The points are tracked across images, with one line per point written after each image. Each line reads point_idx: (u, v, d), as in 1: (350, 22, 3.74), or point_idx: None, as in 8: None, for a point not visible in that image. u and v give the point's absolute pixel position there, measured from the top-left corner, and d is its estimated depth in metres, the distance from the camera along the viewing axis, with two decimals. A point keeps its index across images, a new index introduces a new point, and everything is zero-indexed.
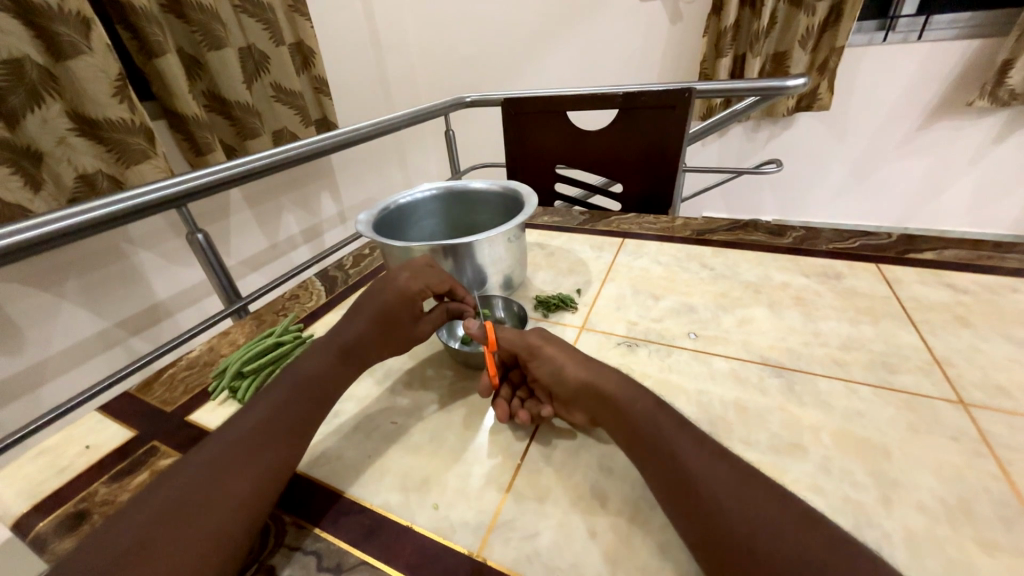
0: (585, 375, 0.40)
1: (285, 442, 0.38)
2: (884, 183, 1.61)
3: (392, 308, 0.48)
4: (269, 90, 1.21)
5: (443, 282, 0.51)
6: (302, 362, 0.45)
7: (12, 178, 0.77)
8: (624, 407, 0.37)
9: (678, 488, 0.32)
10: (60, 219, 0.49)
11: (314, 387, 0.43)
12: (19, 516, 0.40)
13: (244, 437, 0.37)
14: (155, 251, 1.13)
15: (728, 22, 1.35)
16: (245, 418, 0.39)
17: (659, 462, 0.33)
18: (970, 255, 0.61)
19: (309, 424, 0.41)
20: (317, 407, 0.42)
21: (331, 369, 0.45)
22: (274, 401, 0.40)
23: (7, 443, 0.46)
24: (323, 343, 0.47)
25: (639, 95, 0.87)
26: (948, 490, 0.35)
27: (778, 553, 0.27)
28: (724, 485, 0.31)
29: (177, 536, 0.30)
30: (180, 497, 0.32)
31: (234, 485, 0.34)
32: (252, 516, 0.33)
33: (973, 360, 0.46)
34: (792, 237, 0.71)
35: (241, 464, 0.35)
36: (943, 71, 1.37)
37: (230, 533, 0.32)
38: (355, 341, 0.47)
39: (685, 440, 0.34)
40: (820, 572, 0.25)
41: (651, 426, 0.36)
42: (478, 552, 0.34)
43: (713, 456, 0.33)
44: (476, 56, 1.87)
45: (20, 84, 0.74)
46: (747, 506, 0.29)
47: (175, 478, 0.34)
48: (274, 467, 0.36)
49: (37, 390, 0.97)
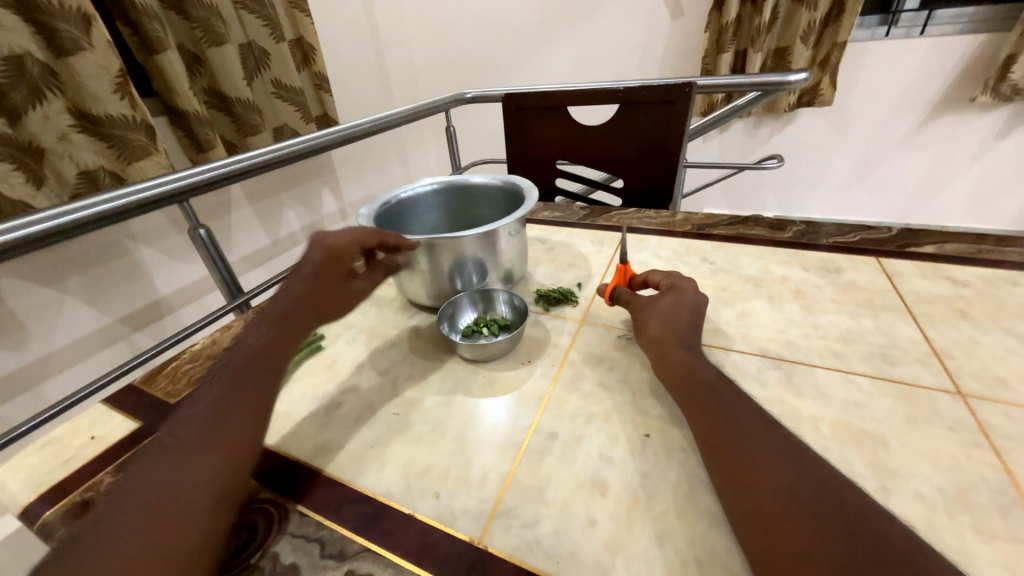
0: (665, 334, 0.45)
1: (247, 413, 0.38)
2: (886, 179, 1.60)
3: (323, 264, 0.52)
4: (269, 87, 1.22)
5: (369, 235, 0.54)
6: (251, 340, 0.45)
7: (14, 174, 0.77)
8: (692, 368, 0.42)
9: (721, 447, 0.34)
10: (63, 212, 0.49)
11: (265, 358, 0.43)
12: (26, 505, 0.41)
13: (206, 419, 0.37)
14: (156, 247, 1.13)
15: (729, 17, 1.35)
16: (203, 403, 0.39)
17: (710, 422, 0.36)
18: (969, 249, 0.61)
19: (270, 392, 0.41)
20: (272, 374, 0.42)
21: (280, 338, 0.45)
22: (229, 382, 0.41)
23: (11, 435, 0.46)
24: (265, 318, 0.47)
25: (640, 90, 0.87)
26: (946, 479, 0.35)
27: (809, 505, 0.28)
28: (771, 446, 0.33)
29: (153, 513, 0.30)
30: (151, 482, 0.33)
31: (204, 461, 0.34)
32: (229, 485, 0.33)
33: (972, 352, 0.46)
34: (792, 231, 0.71)
35: (207, 442, 0.35)
36: (946, 66, 1.36)
37: (208, 501, 0.32)
38: (294, 305, 0.48)
39: (741, 409, 0.37)
40: (842, 522, 0.27)
41: (712, 392, 0.39)
42: (479, 539, 0.34)
43: (767, 424, 0.35)
44: (478, 53, 1.87)
45: (21, 80, 0.75)
46: (783, 464, 0.31)
47: (141, 475, 0.33)
48: (239, 438, 0.36)
49: (40, 385, 0.97)
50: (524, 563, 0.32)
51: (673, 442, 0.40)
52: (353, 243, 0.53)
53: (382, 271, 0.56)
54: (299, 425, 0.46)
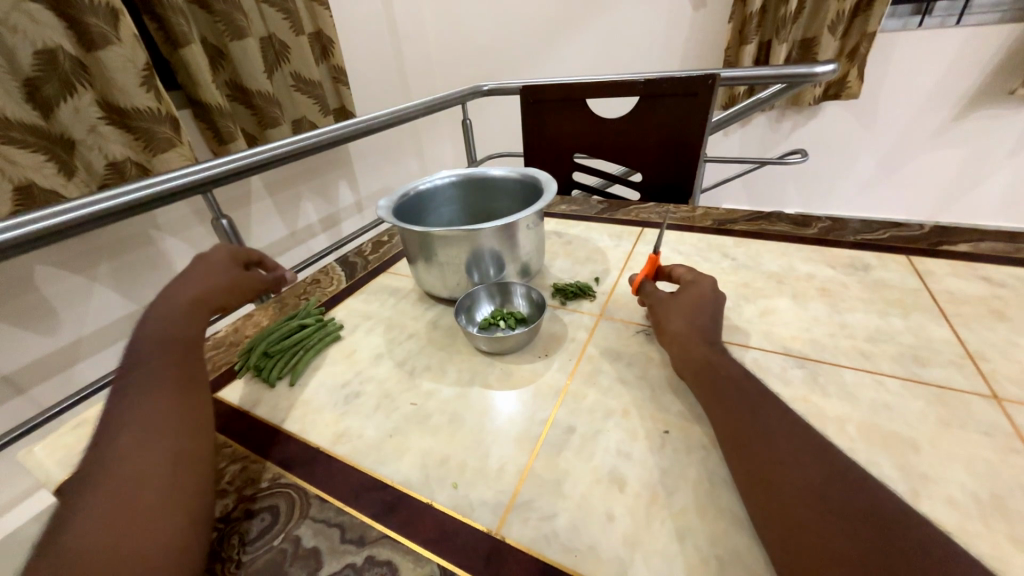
0: (682, 331, 0.45)
1: (181, 390, 0.40)
2: (915, 175, 1.55)
3: (225, 258, 0.54)
4: (289, 80, 1.23)
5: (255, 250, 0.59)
6: (158, 329, 0.45)
7: (46, 164, 0.80)
8: (714, 364, 0.41)
9: (746, 446, 0.33)
10: (91, 202, 0.50)
11: (181, 343, 0.44)
12: (60, 484, 0.42)
13: (142, 402, 0.37)
14: (180, 237, 1.16)
15: (754, 6, 1.31)
16: (129, 391, 0.38)
17: (733, 420, 0.36)
18: (1007, 248, 0.59)
19: (195, 371, 0.43)
20: (189, 355, 0.44)
21: (188, 324, 0.46)
22: (157, 374, 0.40)
23: (44, 417, 0.48)
24: (170, 304, 0.47)
25: (661, 82, 0.86)
26: (980, 484, 0.34)
27: (836, 505, 0.28)
28: (796, 445, 0.32)
29: (131, 481, 0.31)
30: (107, 463, 0.32)
31: (159, 434, 0.35)
32: (191, 448, 0.36)
33: (1009, 354, 0.45)
34: (818, 227, 0.69)
35: (153, 420, 0.36)
36: (984, 57, 1.30)
37: (179, 462, 0.34)
38: (206, 292, 0.49)
39: (765, 406, 0.36)
40: (870, 524, 0.26)
41: (734, 388, 0.38)
42: (497, 530, 0.34)
43: (791, 422, 0.34)
44: (495, 45, 1.86)
45: (52, 73, 0.77)
46: (808, 463, 0.31)
47: (96, 466, 0.32)
48: (181, 410, 0.38)
49: (70, 369, 1.01)
50: (542, 556, 0.32)
51: (693, 439, 0.39)
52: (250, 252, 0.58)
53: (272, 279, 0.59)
54: (319, 413, 0.47)
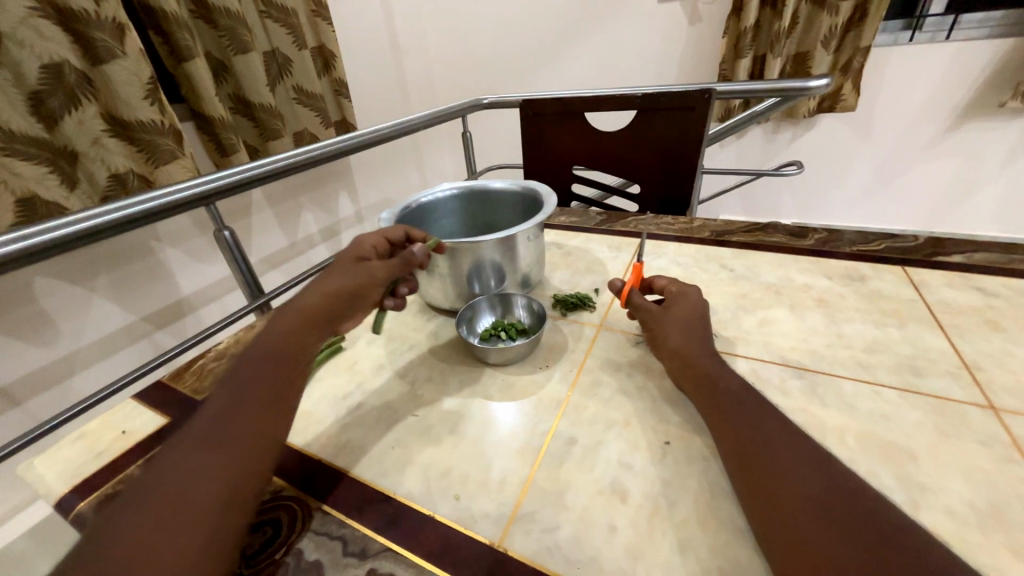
0: (680, 345, 0.45)
1: (259, 407, 0.36)
2: (910, 185, 1.57)
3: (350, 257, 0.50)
4: (291, 93, 1.25)
5: (398, 229, 0.55)
6: (272, 327, 0.42)
7: (50, 177, 0.80)
8: (713, 378, 0.41)
9: (745, 459, 0.34)
10: (97, 215, 0.51)
11: (287, 352, 0.40)
12: (60, 496, 0.42)
13: (222, 414, 0.35)
14: (181, 248, 1.17)
15: (748, 22, 1.34)
16: (221, 396, 0.36)
17: (734, 434, 0.36)
18: (1001, 259, 0.60)
19: (289, 392, 0.39)
20: (291, 372, 0.40)
21: (303, 335, 0.42)
22: (246, 381, 0.37)
23: (44, 429, 0.48)
24: (289, 305, 0.44)
25: (658, 96, 0.87)
26: (978, 494, 0.34)
27: (836, 517, 0.28)
28: (794, 456, 0.32)
29: (167, 508, 0.28)
30: (158, 484, 0.30)
31: (220, 460, 0.32)
32: (245, 487, 0.32)
33: (1005, 365, 0.45)
34: (814, 238, 0.70)
35: (223, 440, 0.33)
36: (974, 71, 1.33)
37: (225, 503, 0.30)
38: (324, 298, 0.45)
39: (765, 418, 0.36)
40: (868, 535, 0.26)
41: (733, 400, 0.38)
42: (499, 542, 0.34)
43: (791, 433, 0.34)
44: (494, 59, 1.89)
45: (58, 86, 0.78)
46: (807, 475, 0.31)
47: (148, 481, 0.30)
48: (256, 436, 0.34)
49: (68, 381, 1.00)
50: (544, 567, 0.32)
51: (694, 450, 0.40)
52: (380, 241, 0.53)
53: (401, 262, 0.53)
54: (321, 425, 0.47)
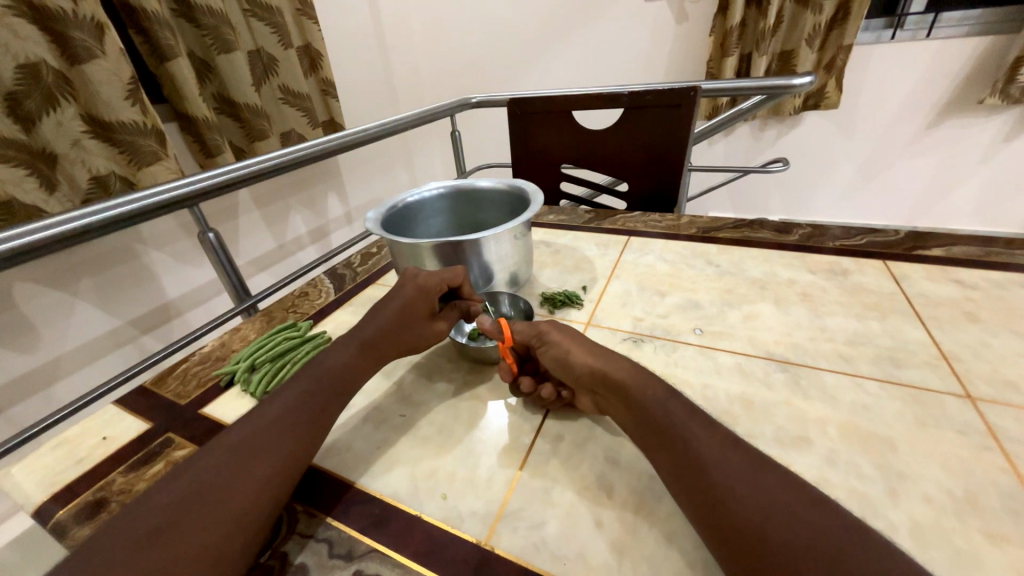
0: (595, 362, 0.40)
1: (304, 423, 0.39)
2: (893, 181, 1.59)
3: (411, 303, 0.50)
4: (277, 92, 1.23)
5: (458, 275, 0.53)
6: (329, 352, 0.46)
7: (28, 179, 0.79)
8: (635, 394, 0.37)
9: (690, 480, 0.31)
10: (78, 217, 0.50)
11: (335, 380, 0.43)
12: (38, 505, 0.41)
13: (269, 424, 0.38)
14: (164, 250, 1.15)
15: (733, 21, 1.35)
16: (274, 405, 0.39)
17: (672, 453, 0.33)
18: (980, 252, 0.61)
19: (329, 418, 0.41)
20: (334, 401, 0.42)
21: (352, 370, 0.45)
22: (298, 394, 0.41)
23: (22, 437, 0.47)
24: (350, 335, 0.48)
25: (644, 95, 0.88)
26: (955, 482, 0.35)
27: (790, 542, 0.26)
28: (741, 469, 0.31)
29: (205, 498, 0.32)
30: (205, 470, 0.34)
31: (255, 471, 0.34)
32: (271, 503, 0.34)
33: (981, 355, 0.46)
34: (799, 234, 0.71)
35: (264, 450, 0.36)
36: (954, 68, 1.36)
37: (251, 516, 0.32)
38: (381, 339, 0.48)
39: (696, 428, 0.34)
40: (829, 554, 0.25)
41: (663, 413, 0.36)
42: (486, 540, 0.34)
43: (724, 443, 0.33)
44: (483, 58, 1.88)
45: (34, 87, 0.76)
46: (759, 490, 0.29)
47: (198, 464, 0.34)
48: (291, 456, 0.36)
49: (50, 387, 0.98)
50: (531, 564, 0.32)
51: None
52: (442, 284, 0.52)
53: (458, 312, 0.54)
54: None
